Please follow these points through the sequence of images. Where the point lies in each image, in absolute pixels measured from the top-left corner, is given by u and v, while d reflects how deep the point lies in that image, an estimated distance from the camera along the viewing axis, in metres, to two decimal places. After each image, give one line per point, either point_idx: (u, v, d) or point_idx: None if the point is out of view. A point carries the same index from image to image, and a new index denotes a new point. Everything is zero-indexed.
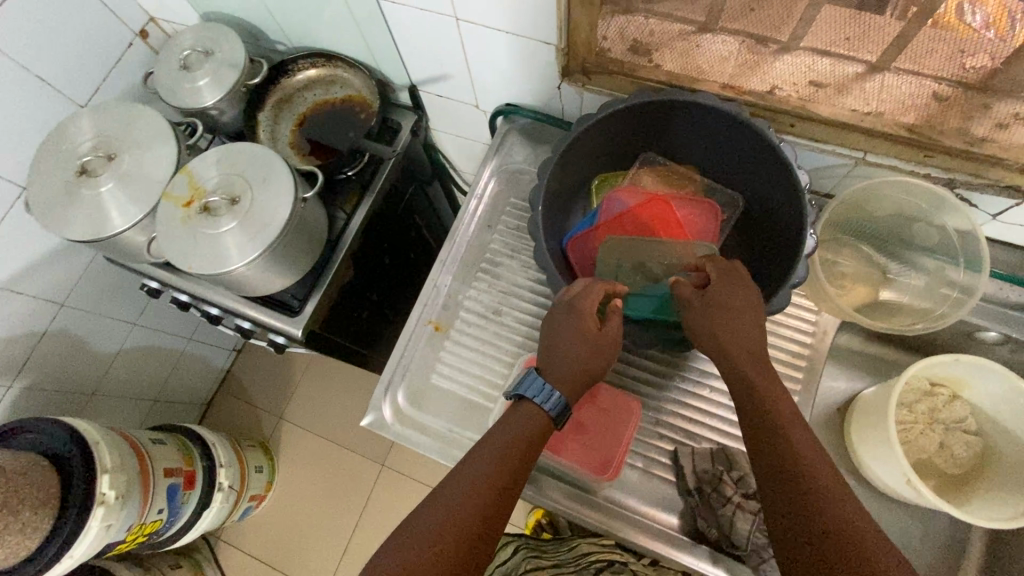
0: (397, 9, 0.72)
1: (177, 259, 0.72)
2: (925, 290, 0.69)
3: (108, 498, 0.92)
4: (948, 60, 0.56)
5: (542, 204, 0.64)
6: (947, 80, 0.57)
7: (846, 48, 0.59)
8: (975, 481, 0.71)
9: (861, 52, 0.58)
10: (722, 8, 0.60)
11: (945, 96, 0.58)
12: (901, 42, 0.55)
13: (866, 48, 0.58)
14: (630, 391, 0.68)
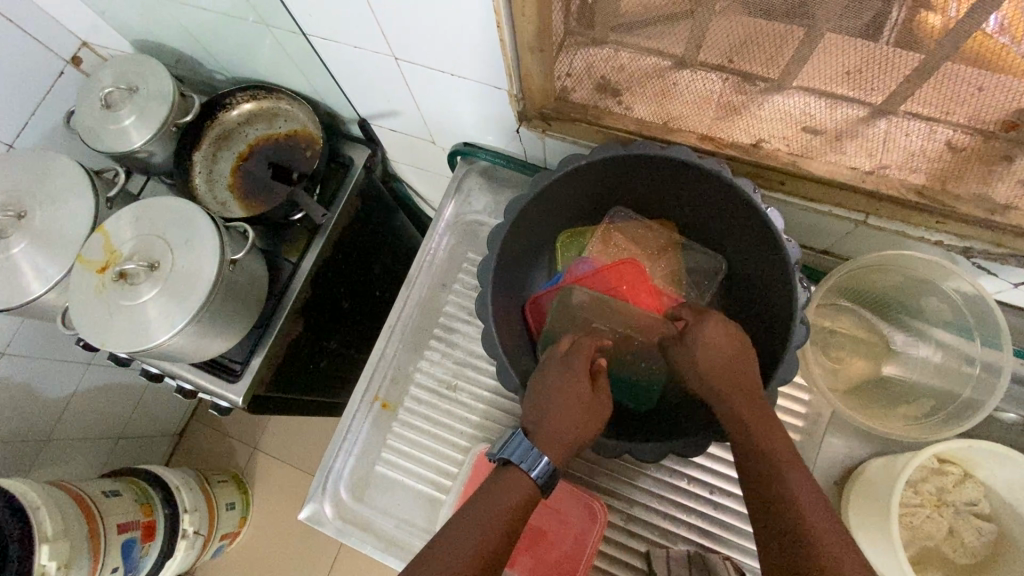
0: (330, 45, 0.63)
1: (89, 334, 0.64)
2: (938, 369, 0.59)
3: (49, 570, 0.84)
4: (972, 105, 0.45)
5: (493, 278, 0.56)
6: (962, 127, 0.47)
7: (848, 86, 0.47)
8: (988, 572, 0.63)
9: (866, 90, 0.47)
10: (703, 40, 0.49)
11: (961, 145, 0.48)
12: (911, 89, 0.45)
13: (873, 87, 0.46)
14: (596, 484, 0.60)
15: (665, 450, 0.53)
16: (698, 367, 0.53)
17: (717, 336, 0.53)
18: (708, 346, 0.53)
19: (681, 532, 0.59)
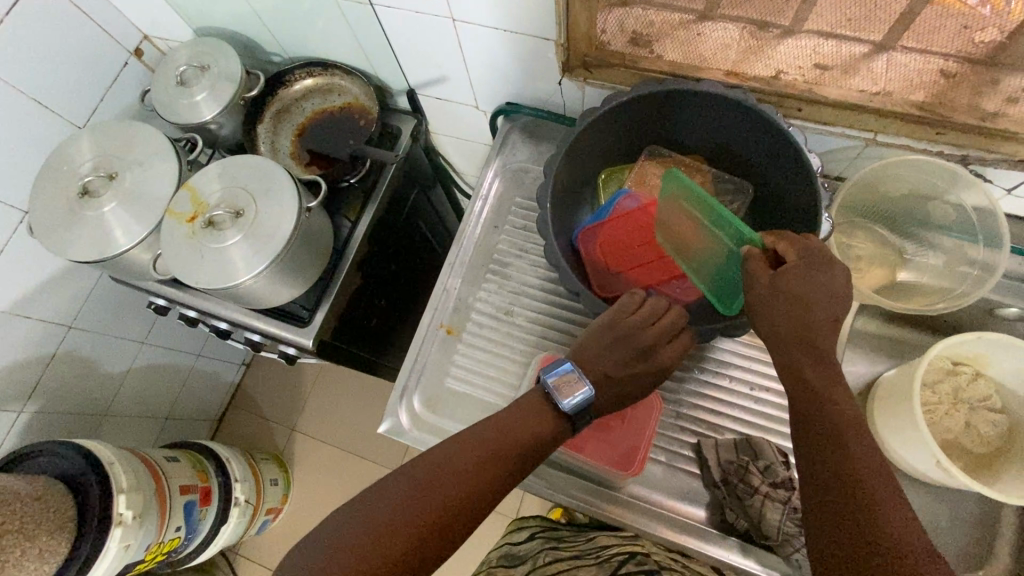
0: (392, 13, 0.72)
1: (183, 275, 0.71)
2: (944, 270, 0.67)
3: (126, 519, 0.90)
4: (956, 36, 0.54)
5: (550, 201, 0.64)
6: (954, 56, 0.56)
7: (851, 29, 0.58)
8: (1004, 458, 0.69)
9: (868, 31, 0.57)
10: None
11: (953, 72, 0.57)
12: (908, 19, 0.54)
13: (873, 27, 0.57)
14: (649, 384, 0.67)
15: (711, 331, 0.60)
16: (781, 303, 0.53)
17: (805, 281, 0.53)
18: (799, 290, 0.53)
19: (726, 424, 0.65)
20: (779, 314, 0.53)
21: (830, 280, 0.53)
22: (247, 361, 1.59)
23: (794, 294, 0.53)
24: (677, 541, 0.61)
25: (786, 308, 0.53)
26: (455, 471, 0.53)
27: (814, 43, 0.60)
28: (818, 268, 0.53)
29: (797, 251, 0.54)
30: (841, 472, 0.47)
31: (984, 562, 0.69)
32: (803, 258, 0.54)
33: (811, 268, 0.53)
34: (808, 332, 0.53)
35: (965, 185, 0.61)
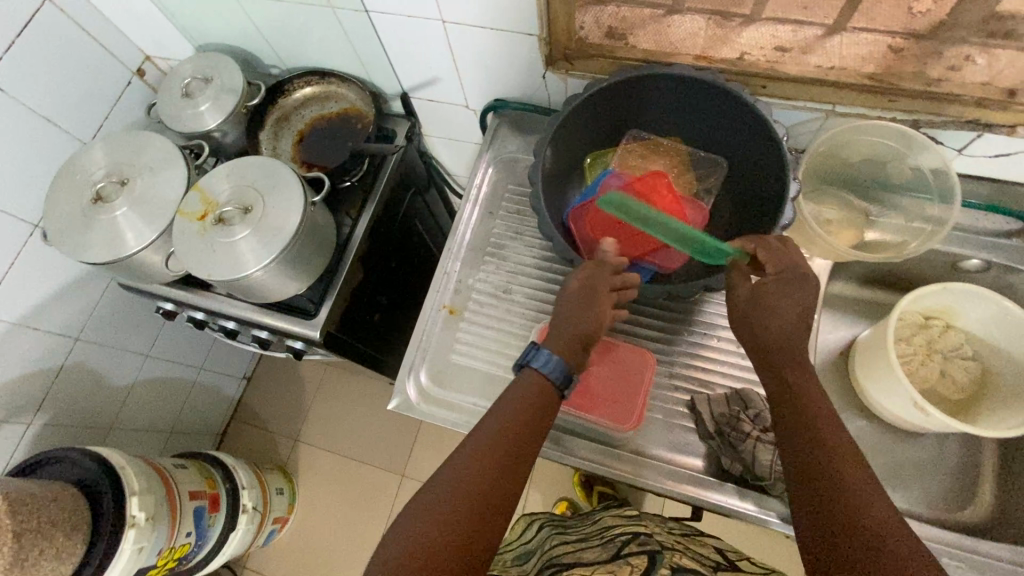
0: (386, 18, 0.77)
1: (196, 269, 0.75)
2: (905, 227, 0.72)
3: (139, 521, 0.92)
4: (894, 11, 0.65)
5: (541, 181, 0.69)
6: (897, 33, 0.65)
7: (804, 15, 0.68)
8: (980, 403, 0.74)
9: (819, 17, 0.67)
10: None
11: (900, 47, 0.65)
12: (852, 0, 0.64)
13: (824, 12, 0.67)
14: (643, 346, 0.71)
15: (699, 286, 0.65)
16: (765, 314, 0.59)
17: (786, 296, 0.58)
18: (780, 302, 0.58)
19: (718, 381, 0.69)
20: (765, 324, 0.58)
21: (809, 293, 0.59)
22: (248, 375, 1.60)
23: (774, 306, 0.58)
24: (677, 491, 0.65)
25: (768, 320, 0.58)
26: (489, 470, 0.51)
27: (772, 29, 0.69)
28: (797, 283, 0.59)
29: (775, 266, 0.60)
30: (831, 475, 0.50)
31: (968, 502, 0.73)
32: (779, 274, 0.59)
33: (786, 283, 0.59)
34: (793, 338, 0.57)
35: (919, 147, 0.66)
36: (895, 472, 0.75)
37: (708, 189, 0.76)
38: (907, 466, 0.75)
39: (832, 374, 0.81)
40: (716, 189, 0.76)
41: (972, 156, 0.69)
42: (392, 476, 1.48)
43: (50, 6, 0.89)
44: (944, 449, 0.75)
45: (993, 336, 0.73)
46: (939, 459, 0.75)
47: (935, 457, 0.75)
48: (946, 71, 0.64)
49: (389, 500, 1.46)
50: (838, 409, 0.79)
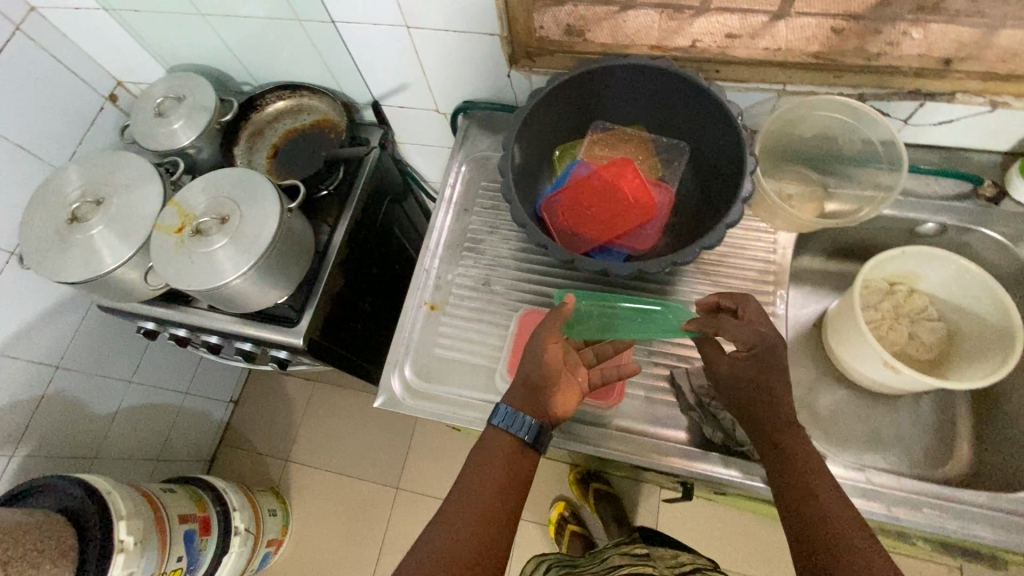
0: (352, 28, 0.80)
1: (177, 282, 0.75)
2: (858, 197, 0.75)
3: (128, 545, 0.90)
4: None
5: (511, 173, 0.71)
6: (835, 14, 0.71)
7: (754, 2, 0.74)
8: (949, 361, 0.76)
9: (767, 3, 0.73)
10: None
11: (841, 28, 0.70)
12: None
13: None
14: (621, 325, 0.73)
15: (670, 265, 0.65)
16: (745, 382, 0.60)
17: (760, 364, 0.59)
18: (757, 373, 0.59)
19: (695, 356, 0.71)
20: (747, 390, 0.60)
21: (780, 360, 0.59)
22: (235, 398, 1.59)
23: (756, 374, 0.59)
24: (663, 464, 0.66)
25: (749, 387, 0.59)
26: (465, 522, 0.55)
27: (722, 18, 0.74)
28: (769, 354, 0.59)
29: (745, 341, 0.59)
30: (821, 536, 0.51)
31: (948, 458, 0.75)
32: (752, 348, 0.59)
33: (762, 358, 0.59)
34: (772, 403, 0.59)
35: (868, 118, 0.69)
36: (875, 435, 0.77)
37: (673, 172, 0.78)
38: (886, 428, 0.77)
39: (808, 345, 0.83)
40: (681, 172, 0.78)
41: (917, 125, 0.73)
42: (387, 490, 1.47)
43: (19, 35, 0.90)
44: (920, 409, 0.77)
45: (955, 295, 0.76)
46: (916, 419, 0.77)
47: (912, 417, 0.77)
48: (884, 46, 0.68)
49: (385, 515, 1.44)
50: (816, 378, 0.81)
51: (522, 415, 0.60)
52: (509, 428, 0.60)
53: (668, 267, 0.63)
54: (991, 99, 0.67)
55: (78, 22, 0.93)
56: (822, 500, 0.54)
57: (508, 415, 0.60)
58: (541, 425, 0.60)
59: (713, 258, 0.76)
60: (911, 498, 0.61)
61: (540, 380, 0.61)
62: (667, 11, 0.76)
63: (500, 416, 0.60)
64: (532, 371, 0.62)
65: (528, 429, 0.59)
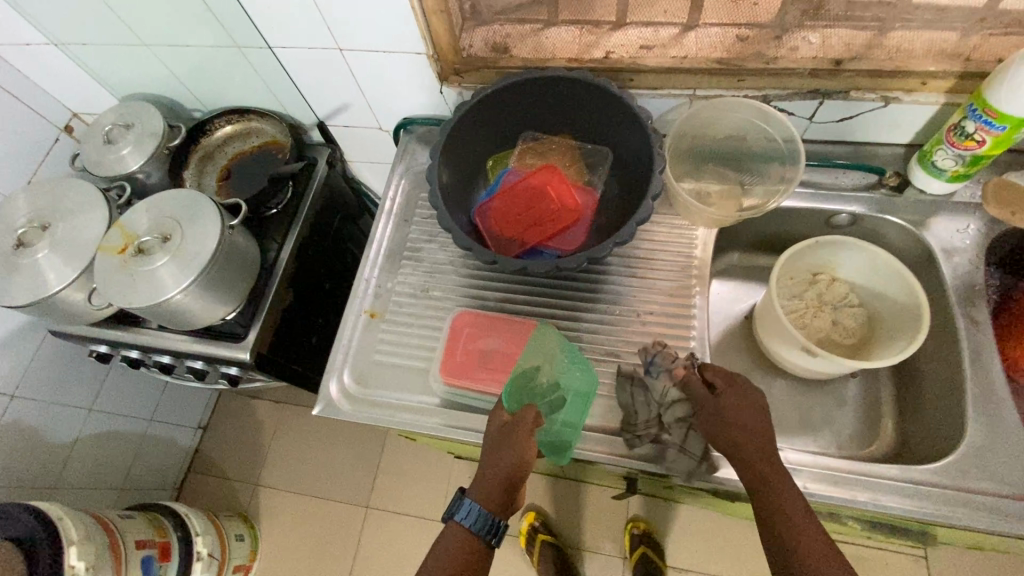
0: (288, 52, 0.83)
1: (118, 300, 0.77)
2: (767, 189, 0.78)
3: (78, 570, 0.90)
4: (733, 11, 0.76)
5: (437, 182, 0.75)
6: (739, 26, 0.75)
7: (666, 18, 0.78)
8: (870, 345, 0.79)
9: (677, 17, 0.78)
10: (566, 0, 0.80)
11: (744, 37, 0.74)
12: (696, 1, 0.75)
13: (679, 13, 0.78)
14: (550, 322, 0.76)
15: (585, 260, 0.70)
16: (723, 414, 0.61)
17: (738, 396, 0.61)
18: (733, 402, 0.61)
19: (624, 348, 0.74)
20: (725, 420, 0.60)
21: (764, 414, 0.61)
22: (204, 425, 1.57)
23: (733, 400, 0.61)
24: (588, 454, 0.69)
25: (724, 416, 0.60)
26: None
27: (638, 32, 0.79)
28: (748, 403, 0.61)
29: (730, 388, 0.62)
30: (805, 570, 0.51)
31: (873, 438, 0.77)
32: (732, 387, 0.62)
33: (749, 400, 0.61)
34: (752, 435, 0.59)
35: (769, 117, 0.74)
36: (805, 419, 0.79)
37: (598, 176, 0.81)
38: (814, 412, 0.79)
39: (740, 336, 0.86)
40: (606, 175, 0.81)
41: (820, 123, 0.78)
42: (357, 510, 1.45)
43: None
44: (845, 393, 0.80)
45: (871, 282, 0.79)
46: (842, 403, 0.80)
47: (838, 401, 0.80)
48: (779, 52, 0.73)
49: (355, 536, 1.42)
50: (748, 367, 0.84)
51: (492, 517, 0.58)
52: (472, 527, 0.58)
53: (582, 264, 0.68)
54: (882, 95, 0.72)
55: (30, 57, 0.96)
56: (807, 539, 0.53)
57: (473, 513, 0.58)
58: (503, 524, 0.59)
59: (638, 255, 0.79)
60: (826, 473, 0.63)
61: (511, 480, 0.60)
62: (586, 24, 0.81)
63: (462, 510, 0.59)
64: (505, 471, 0.60)
65: (490, 531, 0.58)
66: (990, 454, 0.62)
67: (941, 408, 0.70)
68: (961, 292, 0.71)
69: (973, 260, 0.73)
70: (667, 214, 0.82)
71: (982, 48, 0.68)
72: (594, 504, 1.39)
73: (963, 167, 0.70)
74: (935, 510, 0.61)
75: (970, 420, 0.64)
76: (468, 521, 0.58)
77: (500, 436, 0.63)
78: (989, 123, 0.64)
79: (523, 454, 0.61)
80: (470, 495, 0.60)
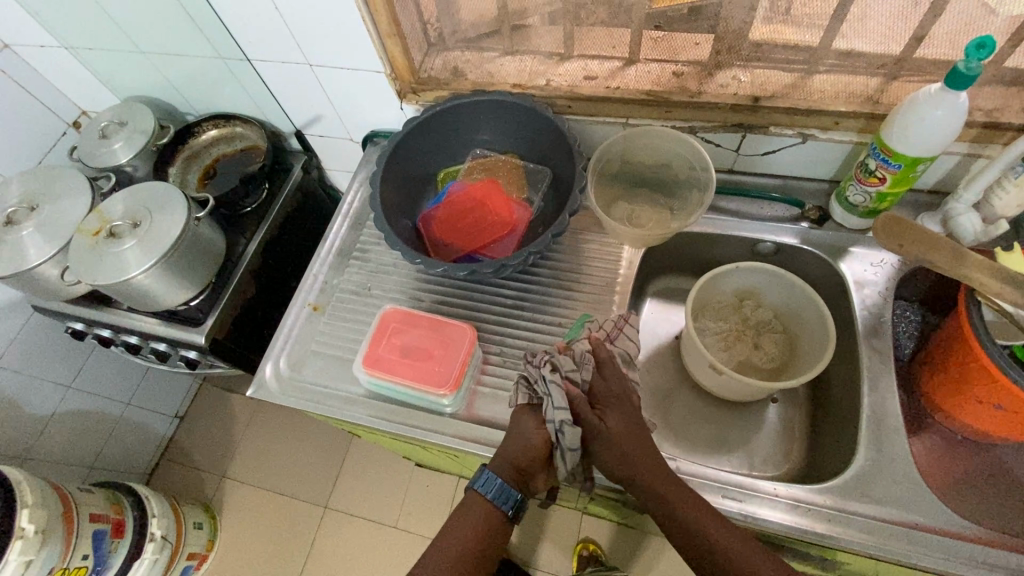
0: (264, 66, 0.91)
1: (84, 276, 0.84)
2: (687, 213, 0.83)
3: (27, 533, 0.94)
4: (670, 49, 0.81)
5: (379, 188, 0.81)
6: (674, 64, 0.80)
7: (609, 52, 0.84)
8: (786, 370, 0.82)
9: (619, 52, 0.83)
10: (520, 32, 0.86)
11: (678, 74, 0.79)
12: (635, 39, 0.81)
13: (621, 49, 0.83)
14: (474, 324, 0.81)
15: (502, 265, 0.75)
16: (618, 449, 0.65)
17: (617, 406, 0.67)
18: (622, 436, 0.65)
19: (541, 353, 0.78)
20: (619, 452, 0.65)
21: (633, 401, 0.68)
22: (181, 414, 1.61)
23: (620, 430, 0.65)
24: (493, 448, 0.73)
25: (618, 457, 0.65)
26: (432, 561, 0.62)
27: (583, 64, 0.84)
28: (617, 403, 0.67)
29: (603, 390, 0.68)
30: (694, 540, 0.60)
31: (784, 461, 0.80)
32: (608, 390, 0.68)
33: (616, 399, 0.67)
34: (649, 465, 0.64)
35: (690, 147, 0.79)
36: (720, 438, 0.81)
37: (536, 193, 0.87)
38: (730, 432, 0.81)
39: (666, 354, 0.89)
40: (542, 193, 0.87)
41: (746, 155, 0.82)
42: (314, 509, 1.45)
43: None
44: (762, 415, 0.83)
45: (792, 309, 0.82)
46: (758, 425, 0.82)
47: (755, 423, 0.82)
48: (705, 89, 0.78)
49: (310, 535, 1.43)
50: (673, 384, 0.86)
51: (506, 487, 0.64)
52: (487, 493, 0.64)
53: (499, 269, 0.74)
54: (800, 132, 0.76)
55: (45, 57, 1.07)
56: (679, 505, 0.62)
57: (488, 479, 0.65)
58: (520, 498, 0.65)
59: (566, 268, 0.84)
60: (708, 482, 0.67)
61: (528, 460, 0.65)
62: (535, 54, 0.87)
63: (486, 479, 0.65)
64: (520, 451, 0.65)
65: (506, 500, 0.64)
66: (874, 478, 0.67)
67: (847, 435, 0.72)
68: (868, 324, 0.76)
69: (883, 294, 0.77)
70: (599, 232, 0.87)
71: (894, 92, 0.74)
72: (556, 522, 1.33)
73: (872, 203, 0.75)
74: (812, 528, 0.64)
75: (861, 447, 0.69)
76: (485, 490, 0.64)
77: (521, 419, 0.68)
78: (886, 160, 0.68)
79: (535, 435, 0.66)
80: (490, 467, 0.65)
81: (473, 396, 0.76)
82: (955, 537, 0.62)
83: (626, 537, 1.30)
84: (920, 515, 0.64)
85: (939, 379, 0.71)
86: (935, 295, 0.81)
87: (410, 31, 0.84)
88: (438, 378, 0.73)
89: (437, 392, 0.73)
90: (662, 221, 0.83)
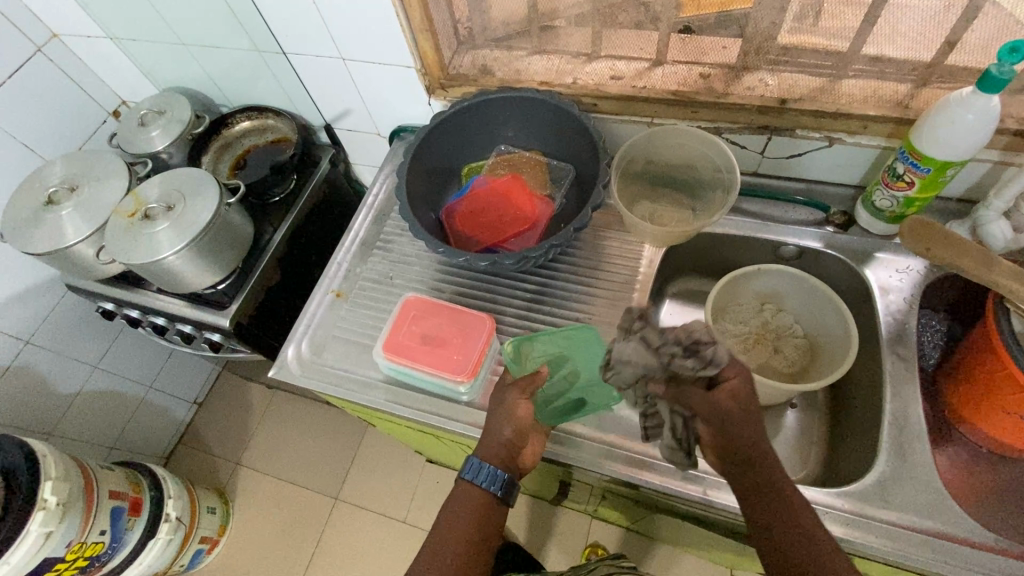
0: (298, 59, 0.94)
1: (118, 256, 0.87)
2: (707, 213, 0.83)
3: (50, 505, 0.97)
4: (698, 53, 0.81)
5: (406, 178, 0.83)
6: (700, 67, 0.81)
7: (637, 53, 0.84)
8: (806, 376, 0.81)
9: (646, 54, 0.84)
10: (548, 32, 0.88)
11: (705, 77, 0.80)
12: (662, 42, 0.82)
13: (650, 51, 0.84)
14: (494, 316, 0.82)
15: (524, 258, 0.76)
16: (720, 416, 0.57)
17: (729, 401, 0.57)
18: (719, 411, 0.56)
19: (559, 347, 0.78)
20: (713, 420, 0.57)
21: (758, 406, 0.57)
22: (200, 400, 1.64)
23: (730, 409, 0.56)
24: None
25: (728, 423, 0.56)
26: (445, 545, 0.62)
27: (610, 64, 0.85)
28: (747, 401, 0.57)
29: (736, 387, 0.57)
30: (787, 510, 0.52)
31: (800, 465, 0.79)
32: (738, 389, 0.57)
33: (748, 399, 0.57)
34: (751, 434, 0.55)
35: (716, 147, 0.79)
36: None
37: (558, 191, 0.88)
38: None
39: None
40: (564, 190, 0.87)
41: (772, 157, 0.82)
42: (326, 500, 1.46)
43: (40, 55, 1.08)
44: (782, 419, 0.82)
45: (815, 314, 0.82)
46: (776, 429, 0.81)
47: (773, 427, 0.81)
48: (733, 90, 0.78)
49: (320, 525, 1.44)
50: None
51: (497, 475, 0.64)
52: (477, 480, 0.64)
53: (520, 260, 0.75)
54: (827, 135, 0.76)
55: (91, 48, 1.12)
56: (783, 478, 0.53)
57: (476, 466, 0.64)
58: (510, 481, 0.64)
59: (587, 265, 0.85)
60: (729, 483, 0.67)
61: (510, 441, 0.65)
62: (562, 53, 0.88)
63: (469, 467, 0.64)
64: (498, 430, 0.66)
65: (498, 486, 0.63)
66: (895, 484, 0.66)
67: (870, 442, 0.71)
68: (892, 331, 0.75)
69: (909, 300, 0.76)
70: (620, 230, 0.87)
71: (925, 97, 0.72)
72: (565, 522, 1.32)
73: (899, 208, 0.74)
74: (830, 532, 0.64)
75: (882, 452, 0.68)
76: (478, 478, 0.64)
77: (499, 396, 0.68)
78: (915, 164, 0.68)
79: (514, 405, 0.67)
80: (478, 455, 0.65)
81: (489, 387, 0.77)
82: (977, 548, 0.61)
83: (636, 541, 1.28)
84: (944, 524, 0.63)
85: (963, 389, 0.70)
86: (960, 304, 0.79)
87: (441, 27, 0.86)
88: (448, 361, 0.74)
89: (455, 380, 0.73)
90: (684, 221, 0.83)
